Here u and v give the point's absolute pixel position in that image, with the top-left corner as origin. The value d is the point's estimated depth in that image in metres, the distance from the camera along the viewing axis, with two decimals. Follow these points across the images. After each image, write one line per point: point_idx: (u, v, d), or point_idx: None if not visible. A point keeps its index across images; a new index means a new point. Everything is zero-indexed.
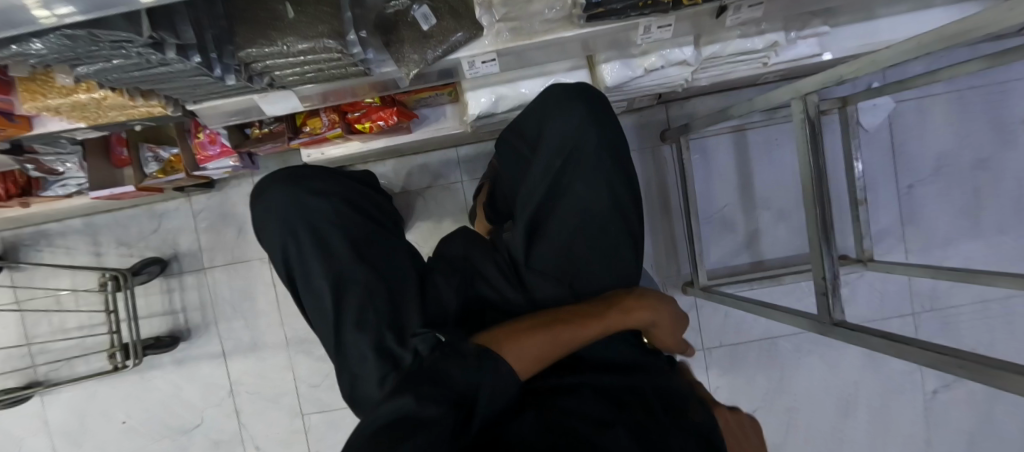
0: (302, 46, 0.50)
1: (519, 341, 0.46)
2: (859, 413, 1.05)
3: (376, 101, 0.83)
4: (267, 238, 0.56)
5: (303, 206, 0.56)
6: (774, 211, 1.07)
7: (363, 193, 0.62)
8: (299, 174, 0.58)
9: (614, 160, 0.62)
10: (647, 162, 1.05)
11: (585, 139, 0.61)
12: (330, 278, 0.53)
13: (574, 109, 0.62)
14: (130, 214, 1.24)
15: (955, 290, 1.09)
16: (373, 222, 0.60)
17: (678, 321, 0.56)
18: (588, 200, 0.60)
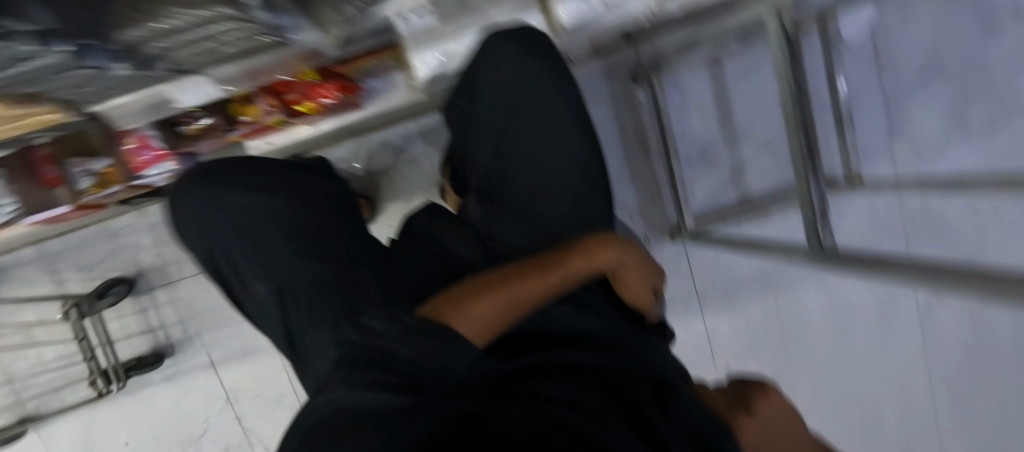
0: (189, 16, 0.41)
1: (476, 303, 0.40)
2: (858, 335, 1.05)
3: (314, 77, 0.75)
4: (200, 251, 0.52)
5: (229, 208, 0.51)
6: (758, 142, 1.02)
7: (299, 179, 0.57)
8: (216, 172, 0.52)
9: (563, 107, 0.59)
10: (621, 107, 0.99)
11: (522, 88, 0.59)
12: (276, 283, 0.50)
13: (508, 60, 0.58)
14: (83, 235, 1.16)
15: (946, 199, 1.06)
16: (317, 210, 0.55)
17: (645, 263, 0.53)
18: (537, 151, 0.59)
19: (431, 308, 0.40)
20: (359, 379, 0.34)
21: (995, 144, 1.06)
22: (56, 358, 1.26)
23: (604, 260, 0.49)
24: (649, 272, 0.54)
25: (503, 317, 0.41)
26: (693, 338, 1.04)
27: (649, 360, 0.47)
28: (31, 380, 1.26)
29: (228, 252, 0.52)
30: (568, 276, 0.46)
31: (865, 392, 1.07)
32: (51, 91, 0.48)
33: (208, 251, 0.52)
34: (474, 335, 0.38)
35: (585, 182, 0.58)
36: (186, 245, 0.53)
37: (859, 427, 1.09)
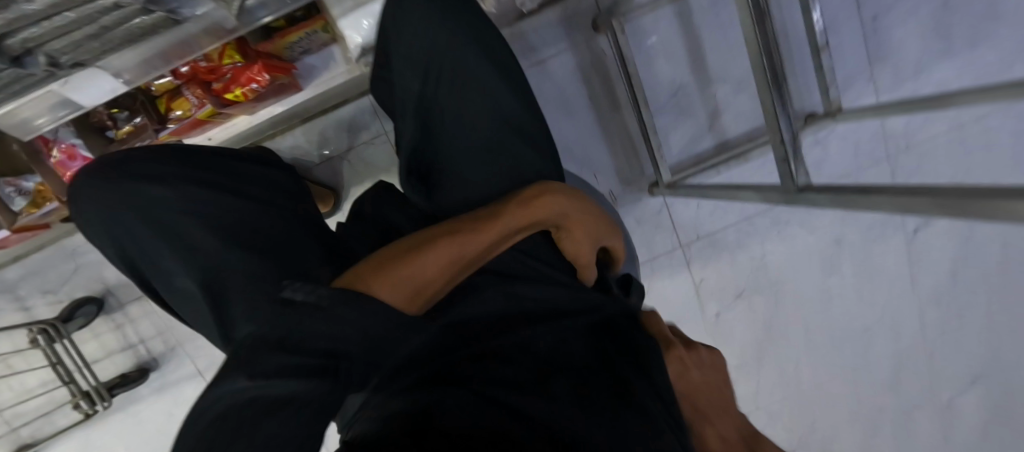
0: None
1: (404, 269, 0.35)
2: (848, 270, 1.03)
3: (238, 60, 0.67)
4: (123, 256, 0.50)
5: (142, 203, 0.49)
6: (731, 81, 0.96)
7: (219, 165, 0.54)
8: (126, 165, 0.50)
9: (489, 62, 0.51)
10: (584, 59, 0.92)
11: (439, 30, 0.50)
12: (199, 278, 0.47)
13: (416, 16, 0.50)
14: (38, 259, 1.10)
15: (930, 120, 1.02)
16: (238, 196, 0.51)
17: (596, 214, 0.49)
18: (468, 105, 0.50)
19: (354, 274, 0.35)
20: (264, 361, 0.26)
21: (980, 57, 1.01)
22: (40, 385, 1.23)
23: (547, 212, 0.45)
24: (602, 222, 0.50)
25: (433, 284, 0.37)
26: (681, 291, 1.01)
27: (582, 328, 0.46)
28: (19, 409, 1.23)
29: (147, 252, 0.49)
30: (505, 236, 0.42)
31: (858, 325, 1.06)
32: None
33: (132, 255, 0.50)
34: (400, 302, 0.34)
35: (525, 146, 0.51)
36: (108, 249, 0.51)
37: (855, 360, 1.08)
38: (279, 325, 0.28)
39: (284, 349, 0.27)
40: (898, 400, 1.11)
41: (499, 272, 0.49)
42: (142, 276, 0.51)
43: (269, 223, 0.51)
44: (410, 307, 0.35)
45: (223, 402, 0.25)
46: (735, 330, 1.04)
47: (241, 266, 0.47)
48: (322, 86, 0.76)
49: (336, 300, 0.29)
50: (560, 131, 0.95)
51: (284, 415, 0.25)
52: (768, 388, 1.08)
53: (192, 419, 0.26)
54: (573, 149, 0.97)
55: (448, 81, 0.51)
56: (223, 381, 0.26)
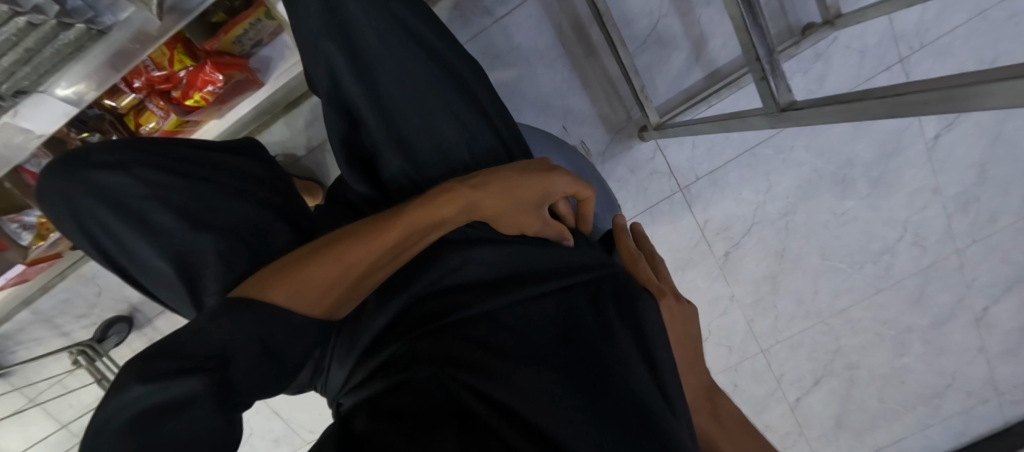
0: None
1: (297, 275, 0.39)
2: (862, 189, 0.97)
3: (190, 64, 0.67)
4: (90, 245, 0.49)
5: (109, 191, 0.48)
6: (715, 3, 0.89)
7: (190, 155, 0.53)
8: (87, 155, 0.49)
9: (407, 47, 0.48)
10: (551, 4, 0.86)
11: (342, 18, 0.45)
12: (171, 262, 0.47)
13: (311, 13, 0.44)
14: (65, 287, 1.15)
15: (946, 11, 0.92)
16: (210, 182, 0.51)
17: (529, 186, 0.46)
18: (394, 88, 0.48)
19: (259, 282, 0.39)
20: (154, 369, 0.31)
21: None
22: (96, 399, 1.32)
23: (456, 210, 0.43)
24: (541, 184, 0.47)
25: (331, 286, 0.40)
26: (684, 234, 0.98)
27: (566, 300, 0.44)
28: (83, 422, 1.33)
29: (118, 239, 0.49)
30: (409, 230, 0.42)
31: (878, 245, 1.01)
32: None
33: (100, 240, 0.49)
34: (297, 306, 0.38)
35: (463, 131, 0.50)
36: (78, 238, 0.50)
37: (879, 281, 1.04)
38: (184, 334, 0.34)
39: (175, 359, 0.32)
40: (927, 316, 1.06)
41: (464, 236, 0.46)
42: (114, 264, 0.50)
43: (242, 206, 0.50)
44: (313, 307, 0.39)
45: (120, 411, 0.30)
46: (746, 266, 1.01)
47: (210, 247, 0.47)
48: (280, 77, 0.74)
49: (222, 318, 0.35)
50: (538, 85, 0.91)
51: (176, 420, 0.29)
52: (787, 320, 1.06)
53: (101, 417, 0.30)
54: (553, 102, 0.92)
55: (369, 79, 0.47)
56: (128, 386, 0.30)
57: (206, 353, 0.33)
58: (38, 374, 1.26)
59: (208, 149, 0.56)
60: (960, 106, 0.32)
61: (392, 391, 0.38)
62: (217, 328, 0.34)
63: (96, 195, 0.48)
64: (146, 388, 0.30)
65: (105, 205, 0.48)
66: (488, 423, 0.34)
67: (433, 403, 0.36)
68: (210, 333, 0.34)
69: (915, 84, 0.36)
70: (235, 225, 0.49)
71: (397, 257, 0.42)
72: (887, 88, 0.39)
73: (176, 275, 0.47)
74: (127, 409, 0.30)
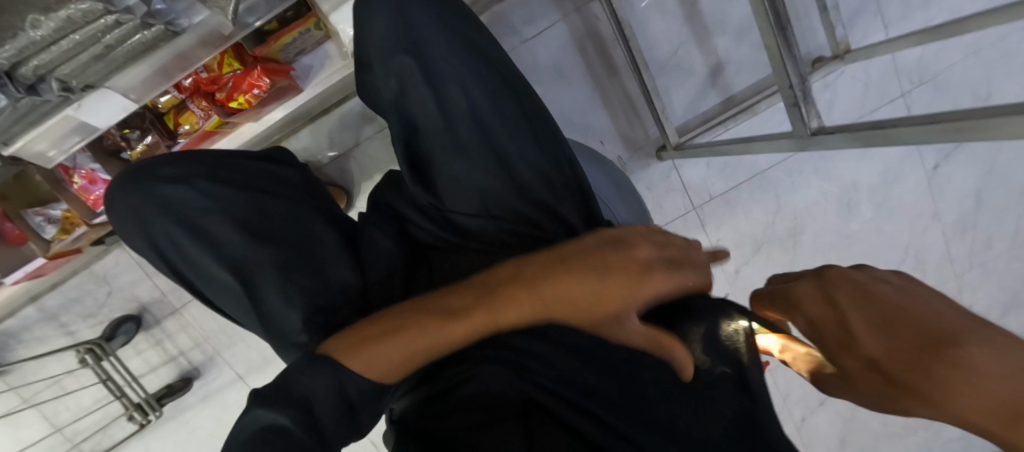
0: (60, 13, 0.39)
1: (375, 349, 0.41)
2: (864, 213, 1.01)
3: (238, 67, 0.70)
4: (146, 251, 0.50)
5: (170, 202, 0.49)
6: (730, 32, 0.95)
7: (240, 164, 0.54)
8: (152, 169, 0.50)
9: (470, 55, 0.52)
10: (577, 26, 0.91)
11: (414, 26, 0.50)
12: (229, 270, 0.48)
13: (385, 23, 0.50)
14: (74, 285, 1.15)
15: (944, 49, 0.99)
16: (270, 195, 0.53)
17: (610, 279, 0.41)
18: (454, 96, 0.51)
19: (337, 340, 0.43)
20: (269, 401, 0.38)
21: None
22: (93, 402, 1.29)
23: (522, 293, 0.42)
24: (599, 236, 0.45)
25: (405, 361, 0.42)
26: None
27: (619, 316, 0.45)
28: (78, 426, 1.30)
29: (181, 250, 0.49)
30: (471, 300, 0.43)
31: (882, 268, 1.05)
32: None
33: (164, 248, 0.50)
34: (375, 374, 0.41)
35: (517, 135, 0.52)
36: (139, 246, 0.50)
37: None
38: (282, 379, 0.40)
39: (281, 394, 0.38)
40: None
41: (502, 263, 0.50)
42: (175, 274, 0.50)
43: (300, 218, 0.53)
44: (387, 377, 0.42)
45: (248, 427, 0.37)
46: (756, 283, 1.04)
47: (270, 259, 0.49)
48: (320, 85, 0.76)
49: (310, 366, 0.40)
50: (562, 102, 0.94)
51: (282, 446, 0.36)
52: None
53: (234, 431, 0.39)
54: (575, 118, 0.96)
55: (434, 83, 0.51)
56: (248, 410, 0.38)
57: (301, 397, 0.38)
58: (36, 373, 1.24)
59: (263, 161, 0.57)
60: (1014, 133, 0.34)
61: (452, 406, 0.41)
62: (308, 376, 0.39)
63: (156, 205, 0.49)
64: (264, 412, 0.37)
65: (169, 216, 0.49)
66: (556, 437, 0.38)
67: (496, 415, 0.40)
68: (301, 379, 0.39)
69: (954, 113, 0.39)
70: (295, 238, 0.51)
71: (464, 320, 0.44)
72: (916, 117, 0.42)
73: (231, 277, 0.48)
74: (249, 428, 0.37)
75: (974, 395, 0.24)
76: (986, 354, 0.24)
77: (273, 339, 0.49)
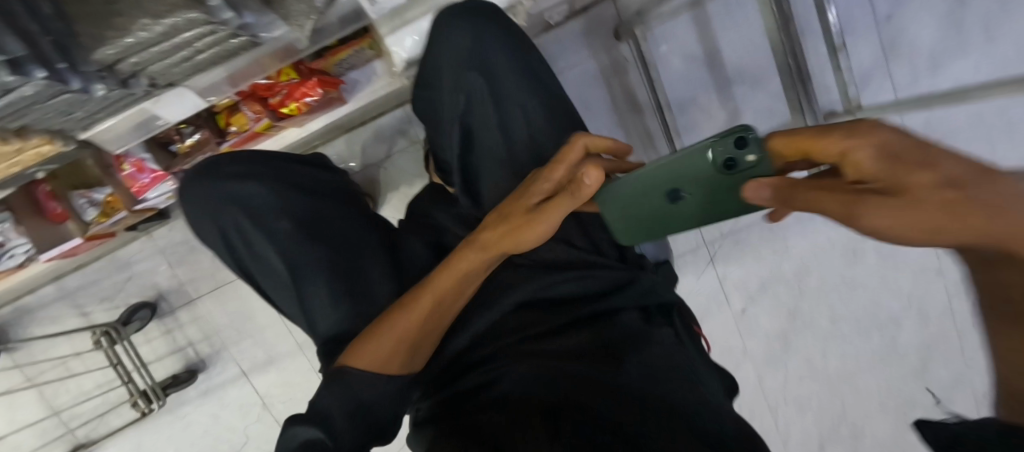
0: (160, 25, 0.44)
1: (372, 342, 0.46)
2: (869, 262, 1.04)
3: (294, 77, 0.75)
4: (214, 240, 0.54)
5: (239, 197, 0.53)
6: (749, 81, 1.00)
7: (302, 170, 0.58)
8: (220, 167, 0.53)
9: (531, 82, 0.57)
10: (605, 64, 0.98)
11: (486, 51, 0.56)
12: (289, 265, 0.52)
13: (458, 47, 0.55)
14: (97, 267, 1.18)
15: (951, 114, 1.04)
16: (328, 200, 0.57)
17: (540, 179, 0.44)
18: (514, 120, 0.56)
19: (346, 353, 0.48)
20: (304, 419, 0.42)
21: (993, 50, 1.04)
22: (96, 386, 1.30)
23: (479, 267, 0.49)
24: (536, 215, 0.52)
25: (401, 350, 0.47)
26: (706, 286, 1.05)
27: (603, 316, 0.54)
28: (77, 410, 1.30)
29: (243, 239, 0.53)
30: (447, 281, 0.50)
31: (886, 317, 1.07)
32: (34, 121, 0.49)
33: (227, 236, 0.54)
34: (375, 369, 0.45)
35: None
36: (204, 232, 0.54)
37: (887, 352, 1.09)
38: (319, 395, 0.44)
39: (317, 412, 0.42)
40: (931, 393, 1.10)
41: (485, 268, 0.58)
42: (234, 260, 0.55)
43: (352, 223, 0.57)
44: (386, 369, 0.46)
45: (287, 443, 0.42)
46: (761, 322, 1.07)
47: (323, 258, 0.52)
48: (365, 99, 0.82)
49: (335, 386, 0.44)
50: None
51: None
52: (797, 380, 1.10)
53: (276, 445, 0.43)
54: None
55: (498, 103, 0.56)
56: (286, 429, 0.43)
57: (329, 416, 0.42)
58: (45, 352, 1.25)
59: (317, 167, 0.61)
60: None
61: (473, 408, 0.46)
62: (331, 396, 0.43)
63: (224, 198, 0.52)
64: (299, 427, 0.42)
65: (236, 210, 0.53)
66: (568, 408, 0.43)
67: (513, 400, 0.45)
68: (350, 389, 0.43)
69: None
70: (346, 242, 0.55)
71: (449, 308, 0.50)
72: None
73: (285, 268, 0.52)
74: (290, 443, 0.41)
75: (907, 219, 0.24)
76: (899, 144, 0.25)
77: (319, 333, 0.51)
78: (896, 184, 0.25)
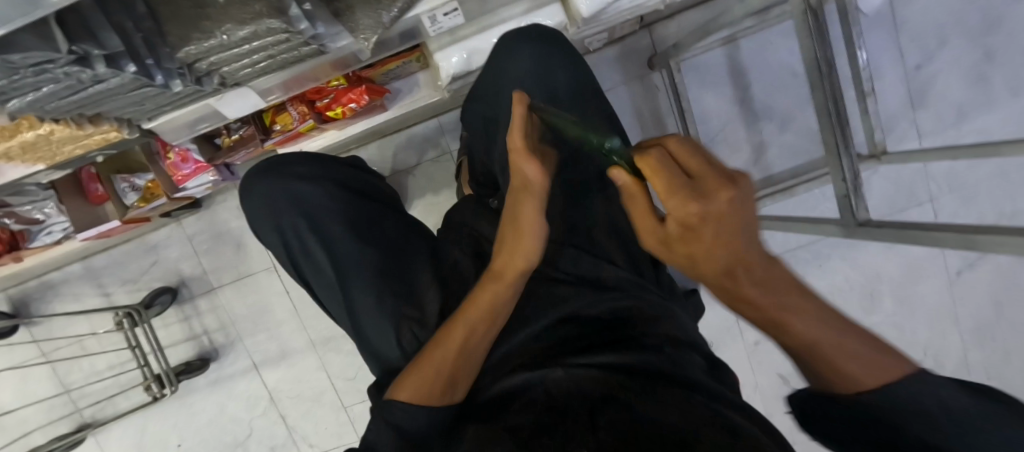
0: (243, 32, 0.47)
1: (417, 371, 0.46)
2: (884, 304, 1.05)
3: (342, 83, 0.78)
4: (271, 239, 0.57)
5: (299, 196, 0.56)
6: (777, 119, 1.03)
7: (355, 178, 0.63)
8: (287, 168, 0.57)
9: (585, 95, 0.64)
10: (638, 91, 1.01)
11: (547, 64, 0.63)
12: (340, 269, 0.55)
13: (524, 60, 0.63)
14: (125, 250, 1.21)
15: (974, 166, 1.05)
16: (378, 206, 0.61)
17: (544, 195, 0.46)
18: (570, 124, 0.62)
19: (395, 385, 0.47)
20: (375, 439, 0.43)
21: (1019, 106, 1.05)
22: (109, 367, 1.31)
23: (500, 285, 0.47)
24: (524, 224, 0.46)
25: (448, 379, 0.45)
26: (720, 316, 1.06)
27: (643, 317, 0.53)
28: (87, 389, 1.31)
29: (298, 238, 0.56)
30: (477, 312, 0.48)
31: None
32: (109, 110, 0.53)
33: (286, 236, 0.56)
34: (422, 396, 0.44)
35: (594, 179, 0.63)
36: (264, 230, 0.57)
37: None
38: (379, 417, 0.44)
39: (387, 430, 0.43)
40: None
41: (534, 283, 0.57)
42: (288, 258, 0.57)
43: (399, 229, 0.60)
44: (433, 394, 0.44)
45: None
46: (775, 356, 1.07)
47: (373, 261, 0.55)
48: (406, 108, 0.85)
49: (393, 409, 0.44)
50: None
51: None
52: None
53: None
54: None
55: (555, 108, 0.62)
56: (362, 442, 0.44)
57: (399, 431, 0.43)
58: (64, 329, 1.27)
59: (365, 176, 0.66)
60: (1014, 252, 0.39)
61: (518, 406, 0.44)
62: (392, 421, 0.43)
63: (286, 197, 0.56)
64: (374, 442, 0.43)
65: (294, 210, 0.56)
66: (620, 402, 0.41)
67: (556, 398, 0.43)
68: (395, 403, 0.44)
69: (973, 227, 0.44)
70: (394, 246, 0.58)
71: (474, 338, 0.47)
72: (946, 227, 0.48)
73: (336, 269, 0.55)
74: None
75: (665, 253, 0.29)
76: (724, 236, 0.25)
77: (365, 339, 0.54)
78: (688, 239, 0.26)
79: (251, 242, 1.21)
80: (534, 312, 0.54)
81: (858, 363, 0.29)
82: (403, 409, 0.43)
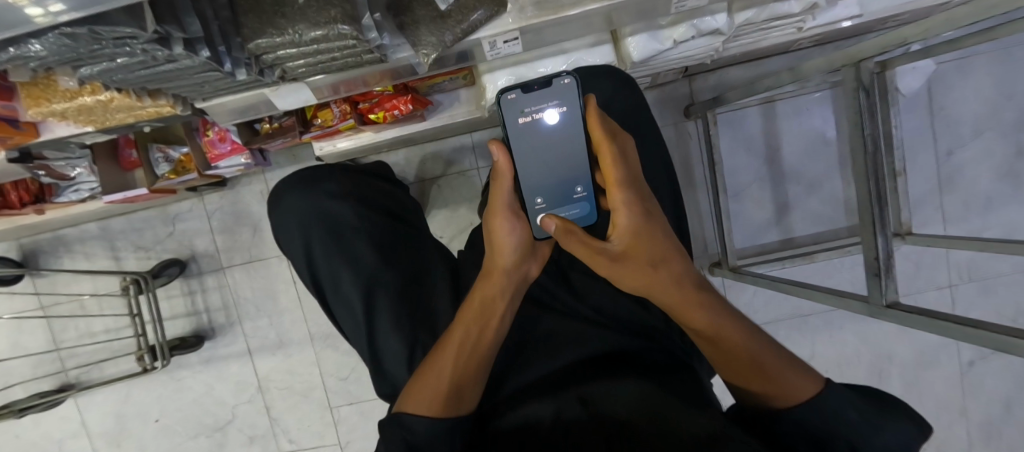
0: (314, 34, 0.48)
1: (422, 386, 0.46)
2: (892, 384, 1.03)
3: (389, 89, 0.80)
4: (296, 252, 0.57)
5: (326, 209, 0.57)
6: (804, 184, 1.03)
7: (375, 194, 0.64)
8: (319, 184, 0.59)
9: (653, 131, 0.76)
10: (671, 136, 1.02)
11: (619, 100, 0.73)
12: (362, 289, 0.54)
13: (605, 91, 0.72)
14: (144, 217, 1.22)
15: (997, 259, 1.05)
16: (399, 225, 0.62)
17: (522, 192, 0.46)
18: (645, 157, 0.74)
19: (404, 397, 0.47)
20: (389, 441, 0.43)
21: None
22: (105, 330, 1.31)
23: (495, 290, 0.45)
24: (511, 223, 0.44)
25: (453, 392, 0.45)
26: None
27: (665, 363, 0.52)
28: (78, 349, 1.30)
29: (321, 255, 0.56)
30: (469, 325, 0.46)
31: None
32: (169, 87, 0.54)
33: (311, 250, 0.56)
34: (433, 410, 0.44)
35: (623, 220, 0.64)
36: (290, 242, 0.58)
37: None
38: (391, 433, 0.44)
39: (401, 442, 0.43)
40: None
41: (551, 316, 0.57)
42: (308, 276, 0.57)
43: (422, 252, 0.61)
44: (445, 408, 0.44)
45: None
46: None
47: (395, 283, 0.56)
48: (443, 121, 0.87)
49: (408, 423, 0.44)
50: None
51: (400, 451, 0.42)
52: None
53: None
54: None
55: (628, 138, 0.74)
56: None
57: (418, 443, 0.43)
58: (68, 286, 1.27)
59: (386, 189, 0.68)
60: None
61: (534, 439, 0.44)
62: (410, 429, 0.43)
63: (314, 210, 0.57)
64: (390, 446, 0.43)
65: (320, 223, 0.57)
66: (638, 438, 0.41)
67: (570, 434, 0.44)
68: (408, 419, 0.44)
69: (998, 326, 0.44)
70: (415, 268, 0.59)
71: (473, 343, 0.46)
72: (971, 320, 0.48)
73: (356, 290, 0.54)
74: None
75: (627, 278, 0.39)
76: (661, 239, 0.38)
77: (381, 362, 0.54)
78: (630, 251, 0.37)
79: (267, 228, 1.22)
80: (550, 339, 0.54)
81: (793, 374, 0.39)
82: (418, 419, 0.44)
